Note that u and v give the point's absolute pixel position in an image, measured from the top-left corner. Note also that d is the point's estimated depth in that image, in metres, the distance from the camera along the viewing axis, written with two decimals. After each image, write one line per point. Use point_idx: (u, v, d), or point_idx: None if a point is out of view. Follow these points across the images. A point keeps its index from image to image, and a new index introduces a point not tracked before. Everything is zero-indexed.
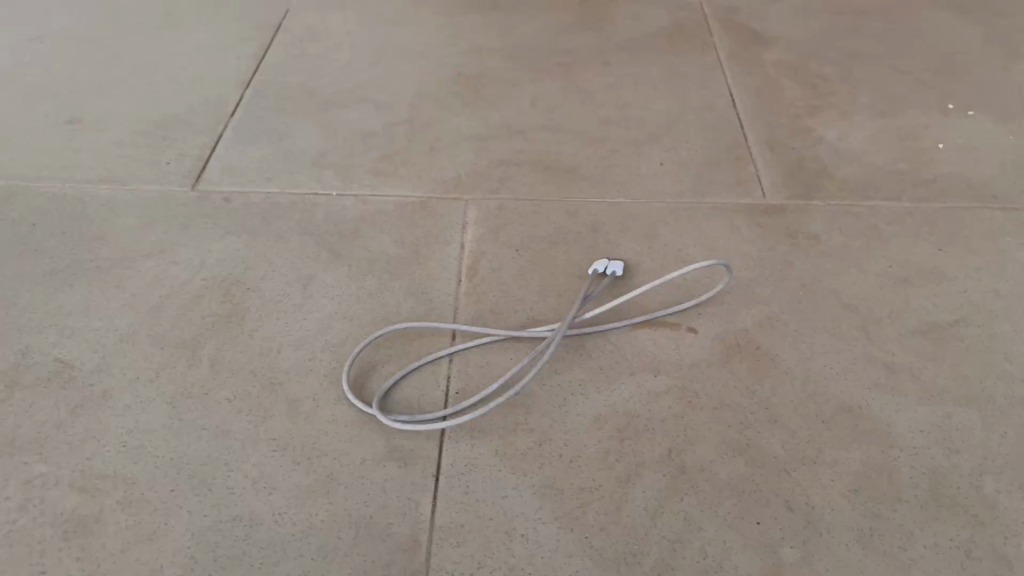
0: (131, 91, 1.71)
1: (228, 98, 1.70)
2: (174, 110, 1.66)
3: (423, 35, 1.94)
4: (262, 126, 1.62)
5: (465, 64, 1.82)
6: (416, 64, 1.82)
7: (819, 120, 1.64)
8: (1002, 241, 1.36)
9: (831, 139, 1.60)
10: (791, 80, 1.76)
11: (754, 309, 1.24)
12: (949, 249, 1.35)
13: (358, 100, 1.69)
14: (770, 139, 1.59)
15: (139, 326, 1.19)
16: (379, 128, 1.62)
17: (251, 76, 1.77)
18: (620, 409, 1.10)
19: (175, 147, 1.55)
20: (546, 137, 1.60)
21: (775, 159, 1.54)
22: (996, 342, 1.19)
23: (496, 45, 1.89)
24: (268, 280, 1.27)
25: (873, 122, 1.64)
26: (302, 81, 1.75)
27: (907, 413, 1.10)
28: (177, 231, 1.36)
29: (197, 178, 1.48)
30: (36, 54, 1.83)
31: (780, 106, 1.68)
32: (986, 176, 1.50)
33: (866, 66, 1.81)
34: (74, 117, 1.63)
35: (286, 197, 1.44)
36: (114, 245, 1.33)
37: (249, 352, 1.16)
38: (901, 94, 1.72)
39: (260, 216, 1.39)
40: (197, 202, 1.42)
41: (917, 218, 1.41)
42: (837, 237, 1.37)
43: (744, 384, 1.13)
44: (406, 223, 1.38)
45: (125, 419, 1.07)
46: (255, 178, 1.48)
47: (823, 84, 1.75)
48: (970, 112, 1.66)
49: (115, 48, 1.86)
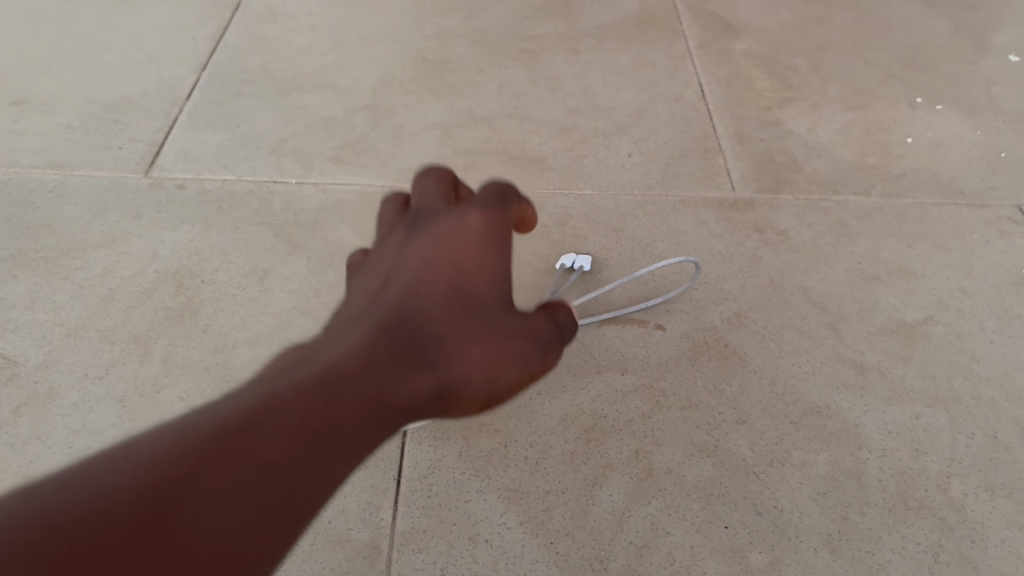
0: (82, 72, 1.65)
1: (184, 80, 1.64)
2: (126, 92, 1.59)
3: (385, 18, 1.88)
4: (219, 110, 1.56)
5: (429, 48, 1.78)
6: (380, 48, 1.77)
7: (789, 111, 1.63)
8: (970, 237, 1.36)
9: (801, 131, 1.58)
10: (761, 70, 1.74)
11: (723, 306, 1.22)
12: (918, 245, 1.34)
13: (320, 84, 1.64)
14: (739, 131, 1.57)
15: (87, 320, 1.15)
16: (341, 113, 1.57)
17: (209, 57, 1.71)
18: (587, 409, 1.07)
19: (127, 131, 1.49)
20: (512, 125, 1.56)
21: (744, 152, 1.52)
22: (963, 341, 1.18)
23: (461, 29, 1.84)
24: (224, 273, 1.23)
25: (843, 113, 1.63)
26: (261, 64, 1.69)
27: (875, 414, 1.09)
28: (128, 220, 1.31)
29: (151, 164, 1.42)
30: None
31: (749, 97, 1.66)
32: (955, 172, 1.50)
33: (836, 58, 1.79)
34: (20, 99, 1.56)
35: (243, 184, 1.39)
36: (62, 234, 1.28)
37: (203, 347, 1.12)
38: (870, 86, 1.71)
39: (217, 205, 1.35)
40: (150, 189, 1.37)
41: (886, 213, 1.40)
42: (806, 233, 1.35)
43: (713, 384, 1.11)
44: (367, 214, 1.35)
45: (73, 419, 1.03)
46: (211, 165, 1.43)
47: (794, 74, 1.73)
48: (938, 106, 1.66)
49: (64, 26, 1.79)
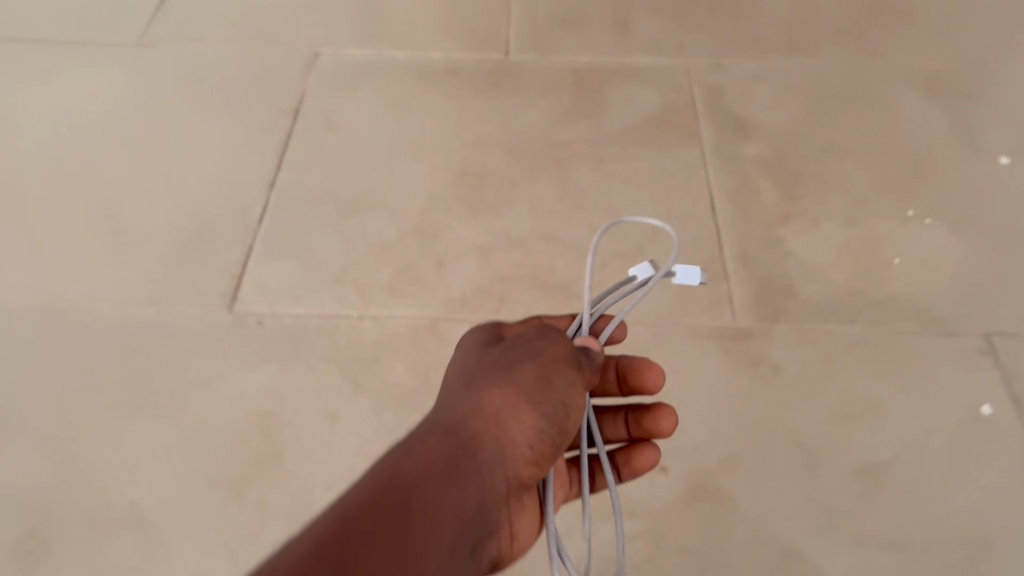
0: (167, 196, 1.88)
1: (254, 202, 1.86)
2: (206, 218, 1.82)
3: (429, 121, 2.05)
4: (287, 237, 1.78)
5: (469, 159, 1.97)
6: (425, 159, 1.97)
7: (790, 228, 1.81)
8: (940, 371, 1.57)
9: (799, 252, 1.77)
10: (768, 179, 1.92)
11: (717, 446, 1.45)
12: (893, 379, 1.55)
13: (374, 206, 1.86)
14: (744, 251, 1.76)
15: (194, 466, 1.43)
16: (393, 239, 1.79)
17: (274, 174, 1.92)
18: (599, 553, 1.36)
19: (210, 263, 1.73)
20: (542, 248, 1.78)
21: (748, 275, 1.72)
22: (919, 484, 1.42)
23: (498, 135, 2.02)
24: (301, 416, 1.49)
25: (839, 231, 1.81)
26: (322, 183, 1.90)
27: (837, 559, 1.33)
28: (220, 360, 1.57)
29: (233, 299, 1.67)
30: (74, 147, 1.99)
31: (755, 212, 1.84)
32: (935, 297, 1.69)
33: (840, 164, 1.96)
34: (120, 230, 1.81)
35: (312, 319, 1.63)
36: (167, 377, 1.55)
37: (290, 493, 1.40)
38: (867, 197, 1.88)
39: (291, 342, 1.60)
40: (235, 327, 1.62)
41: (869, 344, 1.60)
42: (795, 367, 1.57)
43: (704, 528, 1.36)
44: (417, 349, 1.59)
45: (193, 561, 1.33)
46: (283, 297, 1.67)
47: (798, 185, 1.91)
48: (928, 221, 1.83)
49: (148, 138, 2.01)
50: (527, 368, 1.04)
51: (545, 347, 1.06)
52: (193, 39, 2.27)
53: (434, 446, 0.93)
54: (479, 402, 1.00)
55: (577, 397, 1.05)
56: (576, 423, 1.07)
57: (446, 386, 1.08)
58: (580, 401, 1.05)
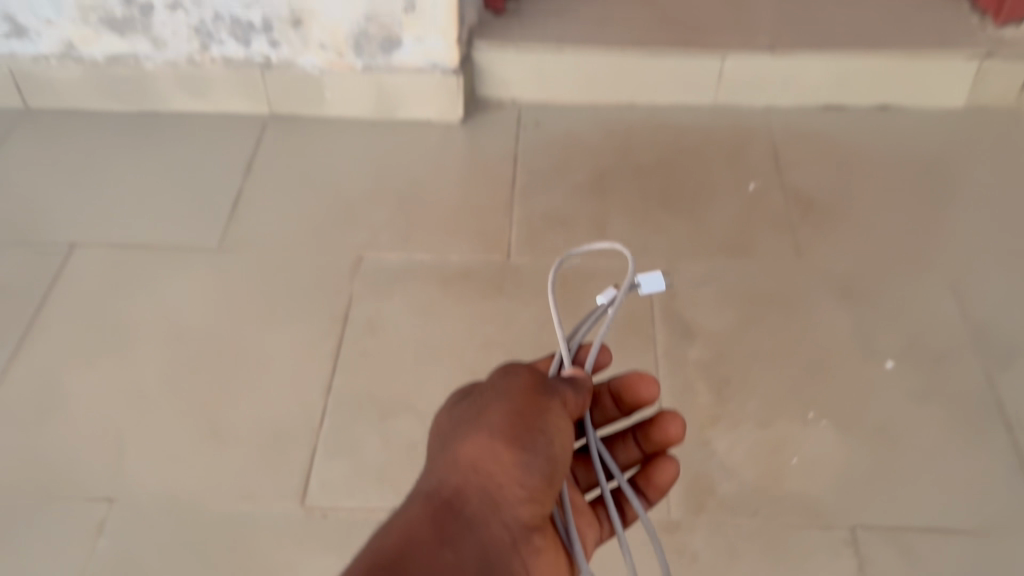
0: (251, 398, 2.50)
1: (316, 406, 2.48)
2: (281, 421, 2.45)
3: (446, 325, 2.65)
4: (341, 438, 2.40)
5: (477, 361, 2.56)
6: (443, 362, 2.56)
7: (716, 429, 2.40)
8: (814, 559, 2.16)
9: (721, 451, 2.36)
10: (704, 382, 2.51)
11: None
12: (779, 566, 2.15)
13: (404, 407, 2.47)
14: (680, 451, 2.36)
15: None
16: (419, 438, 2.40)
17: (330, 379, 2.54)
18: None
19: (287, 463, 2.36)
20: None
21: (681, 472, 2.31)
22: None
23: (499, 337, 2.62)
24: None
25: (754, 431, 2.40)
26: (365, 385, 2.52)
27: None
28: (296, 548, 2.20)
29: (305, 495, 2.30)
30: (178, 352, 2.62)
31: (691, 414, 2.44)
32: (819, 493, 2.28)
33: (761, 368, 2.54)
34: (217, 429, 2.44)
35: (362, 513, 2.26)
36: (258, 561, 2.17)
37: None
38: (778, 400, 2.47)
39: (347, 534, 2.23)
40: (306, 519, 2.25)
41: (764, 535, 2.20)
42: (708, 555, 2.17)
43: None
44: None
45: None
46: (341, 494, 2.30)
47: (727, 388, 2.50)
48: (822, 423, 2.41)
49: (233, 343, 2.64)
50: (494, 413, 1.41)
51: (510, 397, 1.43)
52: (262, 246, 2.89)
53: (424, 514, 1.28)
54: (458, 459, 1.35)
55: (558, 421, 1.42)
56: (564, 444, 1.42)
57: (435, 446, 1.45)
58: (561, 423, 1.43)
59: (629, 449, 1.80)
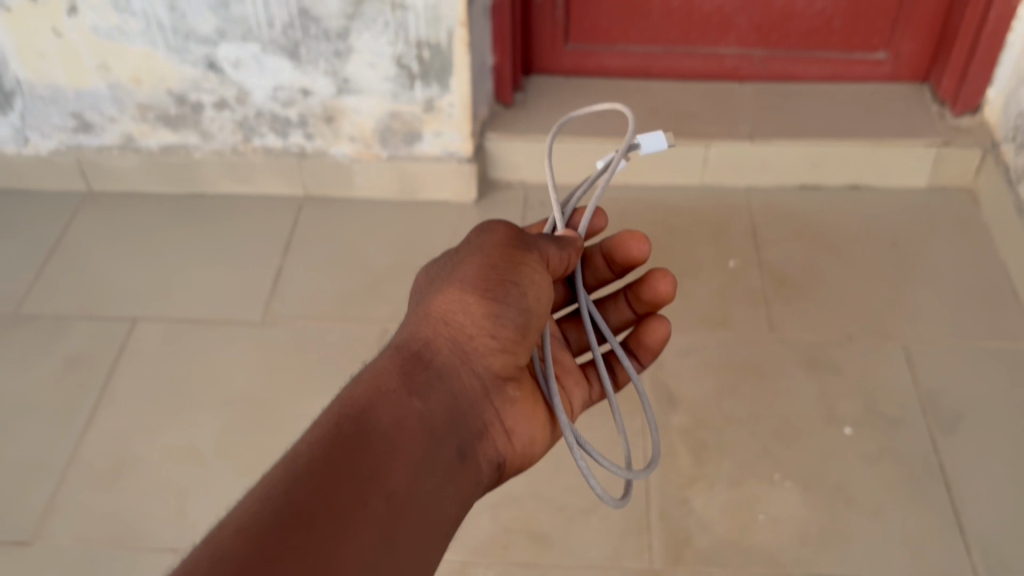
0: None
1: None
2: None
3: None
4: None
5: None
6: None
7: (694, 489, 2.78)
8: None
9: (697, 509, 2.73)
10: (684, 446, 2.89)
11: None
12: None
13: None
14: (662, 508, 2.73)
15: None
16: None
17: None
18: None
19: None
20: (532, 505, 2.76)
21: (662, 528, 2.68)
22: None
23: None
24: None
25: (726, 491, 2.77)
26: None
27: None
28: None
29: None
30: (227, 415, 3.00)
31: (672, 476, 2.81)
32: (781, 546, 2.64)
33: (734, 433, 2.92)
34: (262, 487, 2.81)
35: None
36: None
37: None
38: (748, 463, 2.84)
39: None
40: None
41: None
42: None
43: None
44: None
45: None
46: None
47: (704, 452, 2.87)
48: (786, 484, 2.78)
49: (275, 407, 3.01)
50: (470, 264, 1.78)
51: (484, 251, 1.79)
52: (299, 319, 3.29)
53: (395, 374, 1.64)
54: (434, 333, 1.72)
55: (535, 272, 1.77)
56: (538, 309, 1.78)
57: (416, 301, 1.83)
58: (537, 274, 1.76)
59: (621, 305, 2.27)
